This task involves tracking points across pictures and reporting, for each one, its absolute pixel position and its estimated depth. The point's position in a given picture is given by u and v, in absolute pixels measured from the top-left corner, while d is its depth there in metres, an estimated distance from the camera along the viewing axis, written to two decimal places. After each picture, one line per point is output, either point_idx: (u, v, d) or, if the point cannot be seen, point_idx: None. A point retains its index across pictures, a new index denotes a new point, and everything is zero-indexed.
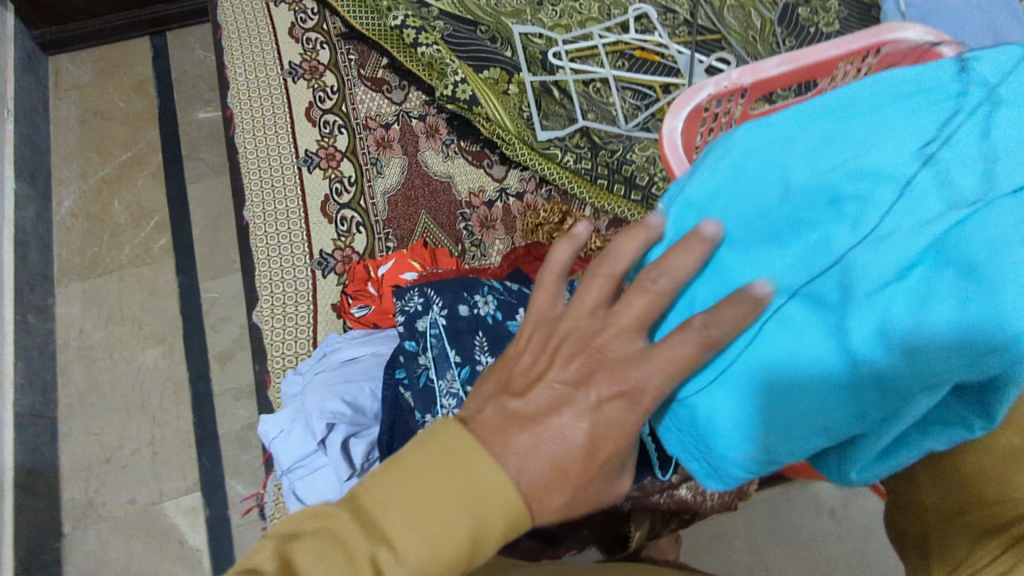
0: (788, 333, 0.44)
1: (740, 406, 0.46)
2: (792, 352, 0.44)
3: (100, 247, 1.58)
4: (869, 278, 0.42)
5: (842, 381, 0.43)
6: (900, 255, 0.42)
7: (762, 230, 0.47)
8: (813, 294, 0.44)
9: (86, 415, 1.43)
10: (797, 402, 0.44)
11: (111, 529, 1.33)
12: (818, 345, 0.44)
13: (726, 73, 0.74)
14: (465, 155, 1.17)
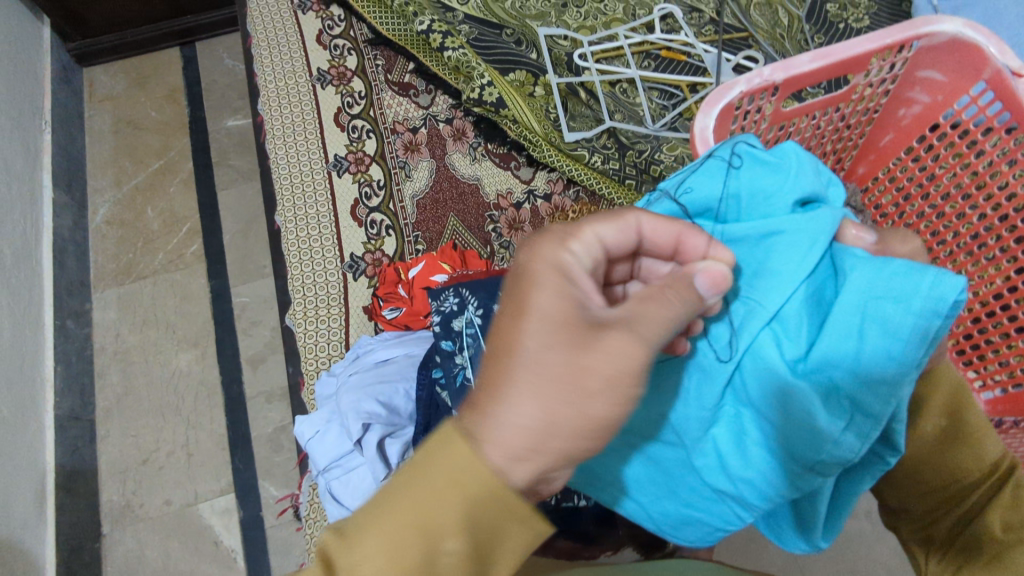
0: (677, 413, 0.55)
1: (650, 480, 0.58)
2: (681, 434, 0.55)
3: (135, 254, 1.62)
4: (777, 341, 0.51)
5: (734, 454, 0.53)
6: (765, 333, 0.52)
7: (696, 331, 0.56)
8: (705, 381, 0.54)
9: (123, 418, 1.47)
10: (691, 472, 0.55)
11: (148, 529, 1.36)
12: (703, 424, 0.54)
13: (758, 70, 0.73)
14: (492, 157, 1.18)
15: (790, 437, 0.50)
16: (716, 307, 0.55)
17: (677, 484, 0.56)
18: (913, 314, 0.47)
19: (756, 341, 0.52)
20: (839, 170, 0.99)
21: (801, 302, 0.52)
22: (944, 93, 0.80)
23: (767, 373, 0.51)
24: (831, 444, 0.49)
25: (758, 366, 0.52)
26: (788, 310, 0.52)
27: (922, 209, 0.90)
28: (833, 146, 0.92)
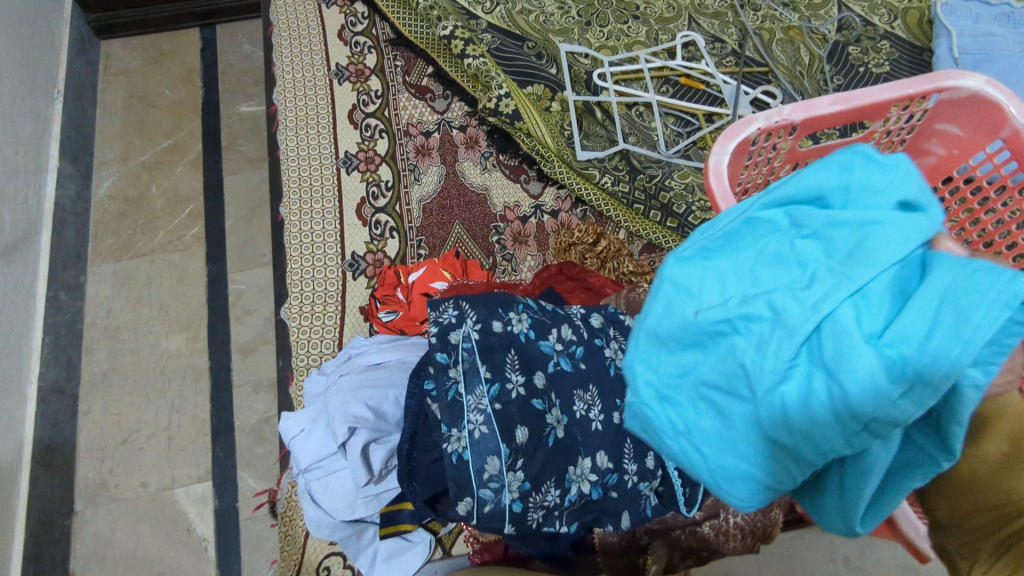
0: (750, 367, 0.44)
1: (707, 436, 0.46)
2: (750, 387, 0.44)
3: (135, 231, 1.61)
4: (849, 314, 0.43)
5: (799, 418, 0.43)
6: (847, 304, 0.43)
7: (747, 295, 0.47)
8: (777, 335, 0.44)
9: (106, 395, 1.45)
10: (741, 428, 0.45)
11: (121, 511, 1.35)
12: (772, 385, 0.43)
13: (778, 108, 0.73)
14: (503, 168, 1.17)
15: (864, 407, 0.41)
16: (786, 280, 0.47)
17: (724, 444, 0.46)
18: (992, 304, 0.39)
19: (837, 303, 0.43)
20: None
21: (886, 282, 0.44)
22: (959, 147, 0.80)
23: (841, 333, 0.42)
24: (896, 411, 0.41)
25: (832, 340, 0.42)
26: (872, 287, 0.44)
27: None
28: None
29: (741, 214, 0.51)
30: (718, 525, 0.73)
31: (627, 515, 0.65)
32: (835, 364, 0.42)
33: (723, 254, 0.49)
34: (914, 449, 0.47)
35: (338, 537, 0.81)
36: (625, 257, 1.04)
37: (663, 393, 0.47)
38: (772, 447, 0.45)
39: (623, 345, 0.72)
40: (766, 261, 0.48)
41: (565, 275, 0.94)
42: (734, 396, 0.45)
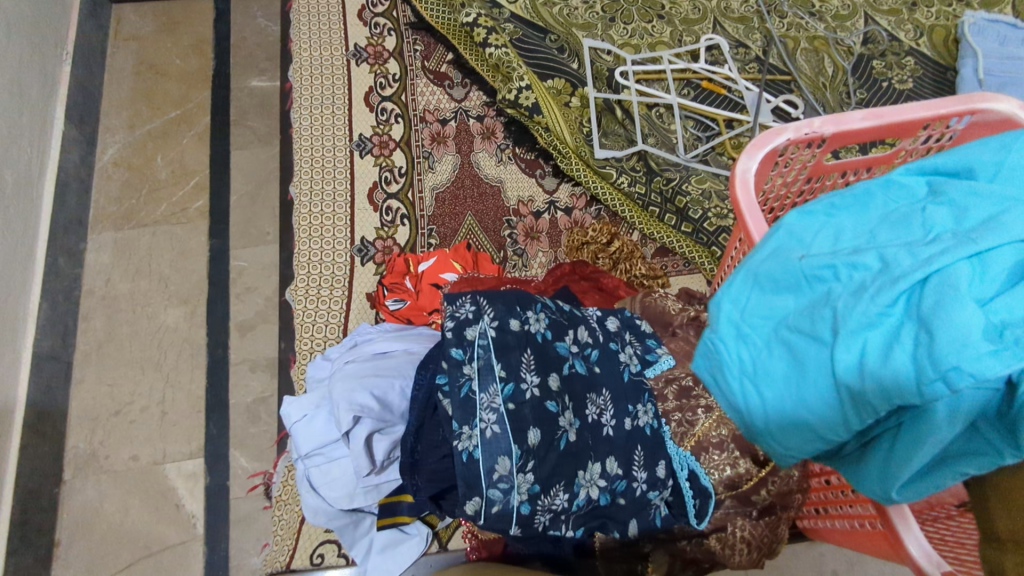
0: (841, 308, 0.44)
1: (773, 375, 0.46)
2: (834, 328, 0.44)
3: (138, 201, 1.58)
4: (959, 270, 0.41)
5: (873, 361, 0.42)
6: (963, 263, 0.42)
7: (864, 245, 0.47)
8: (877, 277, 0.44)
9: (101, 365, 1.43)
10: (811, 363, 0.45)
11: (110, 482, 1.33)
12: (857, 328, 0.43)
13: (809, 119, 0.72)
14: (518, 161, 1.16)
15: (945, 358, 0.39)
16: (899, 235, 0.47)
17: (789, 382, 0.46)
18: None
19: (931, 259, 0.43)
20: None
21: (1010, 259, 0.42)
22: None
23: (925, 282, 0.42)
24: (977, 367, 0.39)
25: (934, 289, 0.41)
26: (995, 257, 0.42)
27: None
28: None
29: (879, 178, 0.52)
30: (724, 538, 0.71)
31: (634, 523, 0.65)
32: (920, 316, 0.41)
33: (849, 212, 0.50)
34: (978, 437, 0.44)
35: (334, 525, 0.80)
36: (638, 259, 1.03)
37: (742, 330, 0.48)
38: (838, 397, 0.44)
39: (637, 352, 0.72)
40: (883, 225, 0.48)
41: (578, 274, 0.93)
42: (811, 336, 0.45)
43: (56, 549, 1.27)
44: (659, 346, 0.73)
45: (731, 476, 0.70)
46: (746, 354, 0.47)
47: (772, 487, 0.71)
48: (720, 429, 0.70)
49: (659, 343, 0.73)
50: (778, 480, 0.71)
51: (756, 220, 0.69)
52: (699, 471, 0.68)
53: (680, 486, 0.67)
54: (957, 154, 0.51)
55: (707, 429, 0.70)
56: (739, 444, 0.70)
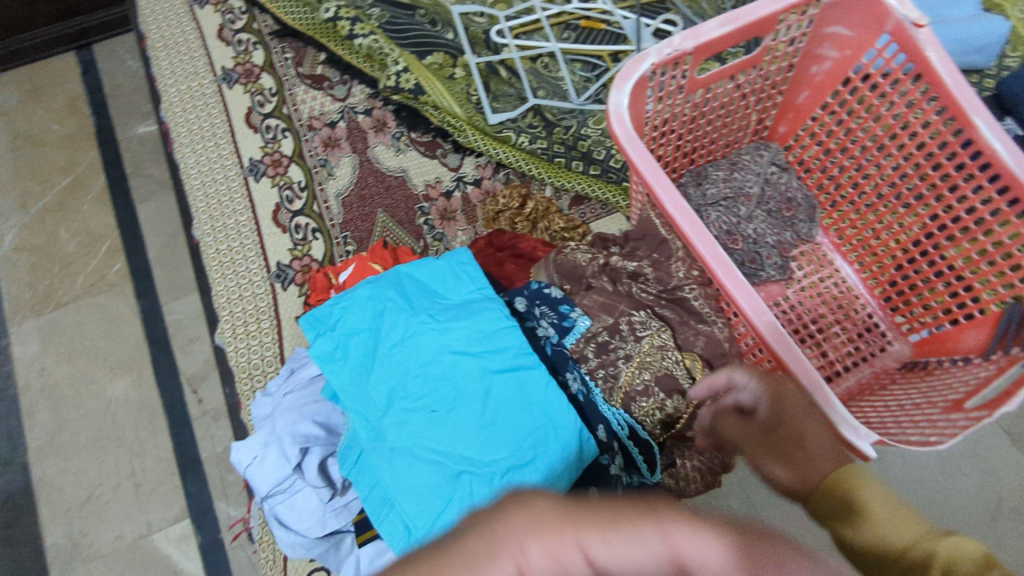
0: (439, 458, 0.58)
1: (421, 435, 0.59)
2: (418, 416, 0.60)
3: (53, 279, 1.52)
4: (413, 433, 0.59)
5: (426, 450, 0.58)
6: (404, 445, 0.59)
7: (420, 416, 0.60)
8: (406, 418, 0.60)
9: (58, 455, 1.38)
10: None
11: (100, 568, 1.29)
12: (424, 442, 0.59)
13: (668, 39, 0.70)
14: (417, 146, 1.12)
15: (425, 456, 0.58)
16: (408, 432, 0.59)
17: (561, 488, 0.58)
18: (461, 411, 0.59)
19: (357, 377, 0.63)
20: (762, 130, 0.98)
21: (403, 427, 0.60)
22: (851, 48, 0.81)
23: (407, 426, 0.59)
24: (422, 470, 0.58)
25: (430, 454, 0.58)
26: (405, 427, 0.59)
27: (842, 162, 0.91)
28: (754, 107, 0.91)
29: (414, 339, 0.63)
30: (676, 473, 0.66)
31: (593, 490, 0.64)
32: (491, 412, 0.59)
33: (408, 395, 0.61)
34: (418, 466, 0.58)
35: (317, 554, 0.77)
36: (555, 214, 1.02)
37: (403, 429, 0.59)
38: (431, 431, 0.59)
39: (553, 320, 0.68)
40: (411, 396, 0.61)
41: (495, 246, 0.89)
42: (525, 465, 0.58)
43: None
44: (573, 308, 0.68)
45: (665, 417, 0.63)
46: (394, 424, 0.60)
47: (705, 418, 0.63)
48: (643, 374, 0.64)
49: (572, 305, 0.68)
50: (710, 407, 0.63)
51: (638, 151, 0.68)
52: (637, 425, 0.62)
53: (626, 450, 0.63)
54: (416, 340, 0.63)
55: (631, 378, 0.64)
56: (664, 387, 0.63)
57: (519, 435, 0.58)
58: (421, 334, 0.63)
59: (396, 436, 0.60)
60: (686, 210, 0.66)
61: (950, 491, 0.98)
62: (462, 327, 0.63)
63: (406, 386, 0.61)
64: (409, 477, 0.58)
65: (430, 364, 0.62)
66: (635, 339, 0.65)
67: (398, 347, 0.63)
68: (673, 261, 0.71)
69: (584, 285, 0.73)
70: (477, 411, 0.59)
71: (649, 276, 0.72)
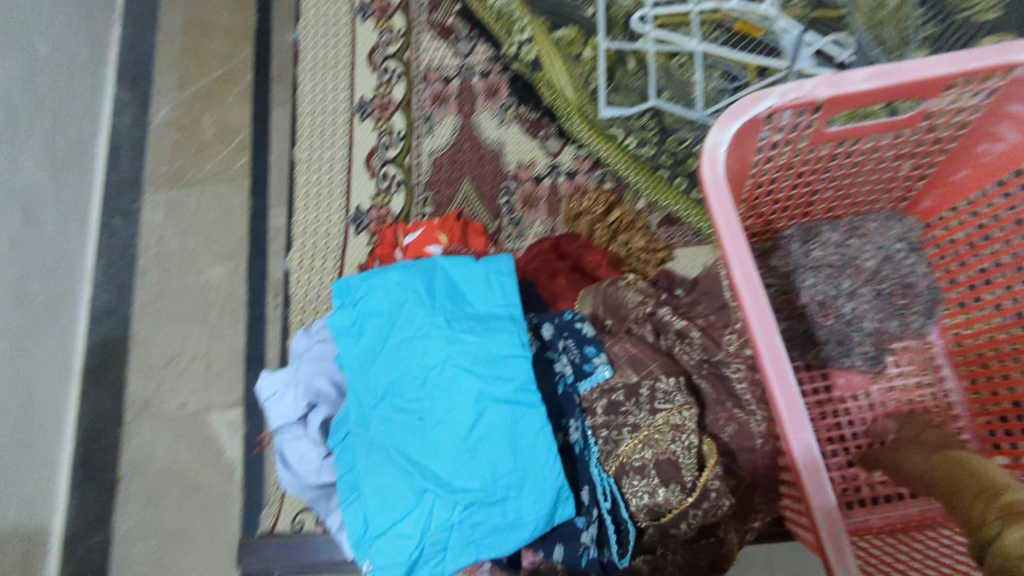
0: (410, 469, 0.57)
1: (402, 440, 0.58)
2: (404, 419, 0.58)
3: (187, 159, 1.65)
4: (395, 435, 0.58)
5: (401, 456, 0.57)
6: (383, 443, 0.59)
7: (406, 420, 0.58)
8: (393, 418, 0.59)
9: (156, 315, 1.53)
10: (403, 546, 0.55)
11: (163, 426, 1.44)
12: (402, 447, 0.58)
13: (797, 82, 0.59)
14: (520, 122, 1.08)
15: (399, 462, 0.57)
16: (390, 432, 0.58)
17: (523, 538, 0.56)
18: (446, 428, 0.57)
19: (364, 359, 0.63)
20: (902, 198, 0.83)
21: (388, 425, 0.59)
22: None
23: (392, 425, 0.59)
24: (393, 474, 0.57)
25: (405, 462, 0.57)
26: (390, 426, 0.59)
27: (984, 265, 0.76)
28: (896, 173, 0.78)
29: (425, 339, 0.61)
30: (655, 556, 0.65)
31: (559, 549, 0.58)
32: (475, 440, 0.56)
33: (402, 394, 0.60)
34: (390, 470, 0.57)
35: (309, 498, 0.80)
36: (639, 230, 0.96)
37: (388, 427, 0.59)
38: (412, 439, 0.57)
39: (575, 359, 0.63)
40: (405, 397, 0.59)
41: (558, 252, 0.84)
42: (494, 502, 0.55)
43: (119, 483, 1.39)
44: (598, 354, 0.63)
45: (653, 505, 0.58)
46: (381, 419, 0.59)
47: (696, 517, 0.60)
48: (645, 451, 0.58)
49: (598, 350, 0.63)
50: (704, 509, 0.60)
51: (721, 205, 0.60)
52: (622, 502, 0.58)
53: (603, 519, 0.58)
54: (426, 341, 0.61)
55: (631, 450, 0.58)
56: (661, 473, 0.58)
57: (496, 472, 0.55)
58: (432, 337, 0.60)
59: (379, 431, 0.59)
60: (755, 285, 0.58)
61: None
62: (473, 342, 0.60)
63: (403, 385, 0.60)
64: (379, 476, 0.58)
65: (432, 370, 0.59)
66: (648, 410, 0.59)
67: (409, 342, 0.61)
68: (727, 330, 0.67)
69: (624, 328, 0.67)
70: (461, 435, 0.56)
71: (695, 340, 0.66)
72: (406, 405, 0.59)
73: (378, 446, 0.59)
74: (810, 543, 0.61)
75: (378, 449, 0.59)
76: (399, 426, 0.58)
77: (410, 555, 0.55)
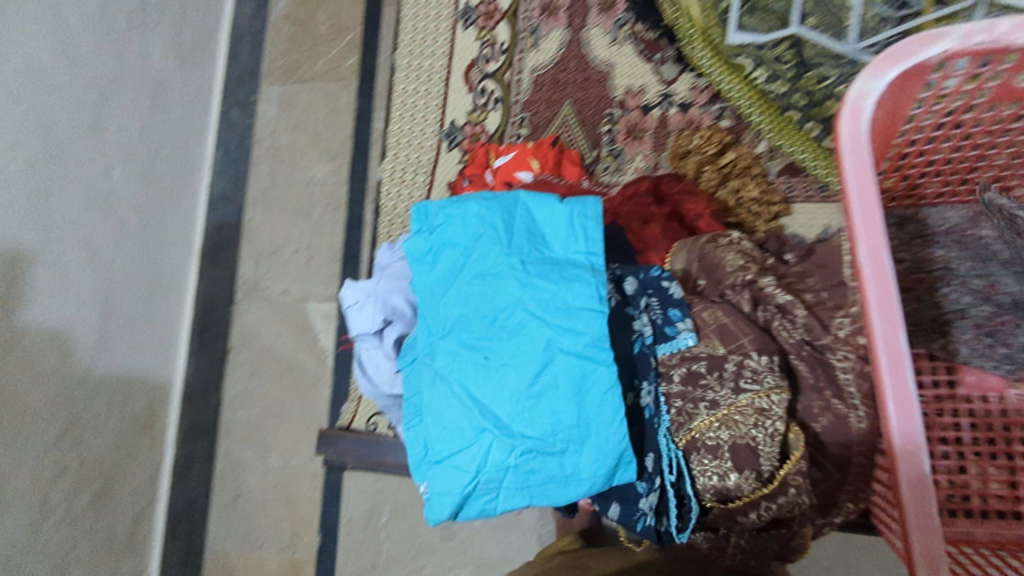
0: (470, 407, 0.56)
1: (464, 377, 0.57)
2: (468, 358, 0.57)
3: (301, 55, 1.67)
4: (457, 371, 0.57)
5: (462, 393, 0.57)
6: (446, 377, 0.58)
7: (469, 358, 0.57)
8: (456, 353, 0.58)
9: (266, 208, 1.61)
10: (459, 478, 0.56)
11: (267, 309, 1.54)
12: (463, 384, 0.57)
13: (993, 19, 0.47)
14: (636, 42, 0.97)
15: (460, 398, 0.57)
16: (453, 368, 0.57)
17: (578, 490, 0.56)
18: (510, 373, 0.55)
19: (435, 289, 0.61)
20: None
21: (451, 361, 0.58)
22: None
23: (456, 360, 0.57)
24: (452, 409, 0.57)
25: (465, 399, 0.57)
26: (453, 361, 0.58)
27: None
28: None
29: (498, 278, 0.58)
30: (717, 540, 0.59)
31: (615, 508, 0.57)
32: (538, 390, 0.55)
33: (469, 331, 0.58)
34: (450, 404, 0.57)
35: (382, 403, 0.85)
36: (753, 177, 0.86)
37: (451, 362, 0.58)
38: (474, 379, 0.56)
39: (657, 320, 0.58)
40: (471, 334, 0.58)
41: (658, 193, 0.78)
42: (550, 453, 0.55)
43: (229, 354, 1.51)
44: (683, 319, 0.58)
45: (720, 488, 0.54)
46: (445, 354, 0.58)
47: (769, 509, 0.55)
48: (720, 431, 0.54)
49: (684, 315, 0.58)
50: (779, 503, 0.55)
51: (858, 166, 0.50)
52: (688, 478, 0.55)
53: (665, 489, 0.56)
54: (499, 281, 0.58)
55: (705, 427, 0.54)
56: (736, 457, 0.53)
57: (557, 425, 0.54)
58: (505, 277, 0.58)
59: (443, 364, 0.58)
60: (884, 269, 0.49)
61: None
62: (548, 289, 0.57)
63: (471, 321, 0.58)
64: (439, 408, 0.58)
65: (501, 312, 0.57)
66: (732, 389, 0.54)
67: (480, 279, 0.59)
68: (838, 313, 0.59)
69: (718, 293, 0.61)
70: (524, 382, 0.55)
71: (798, 319, 0.59)
72: (472, 343, 0.57)
73: (441, 379, 0.58)
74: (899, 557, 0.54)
75: (440, 382, 0.58)
76: (462, 363, 0.57)
77: (464, 489, 0.56)
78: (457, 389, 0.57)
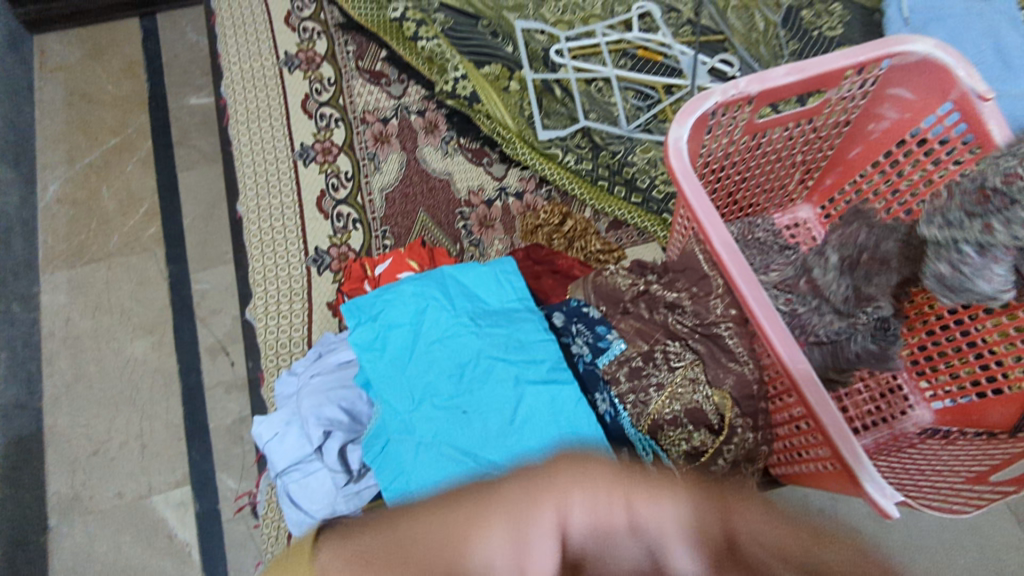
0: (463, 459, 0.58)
1: (449, 434, 0.60)
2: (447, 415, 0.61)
3: (89, 235, 1.49)
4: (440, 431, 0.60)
5: (450, 449, 0.59)
6: (429, 441, 0.60)
7: (449, 415, 0.61)
8: (435, 415, 0.61)
9: (73, 408, 1.35)
10: None
11: (97, 523, 1.26)
12: (451, 441, 0.59)
13: (734, 81, 0.73)
14: (464, 152, 1.14)
15: (449, 456, 0.59)
16: (435, 429, 0.61)
17: None
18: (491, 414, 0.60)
19: (393, 369, 0.65)
20: (808, 179, 0.99)
21: (431, 424, 0.61)
22: (912, 112, 0.82)
23: (437, 421, 0.61)
24: (446, 467, 0.58)
25: (455, 455, 0.59)
26: (433, 423, 0.61)
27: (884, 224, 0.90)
28: (802, 158, 0.93)
29: (454, 339, 0.65)
30: None
31: None
32: (520, 422, 0.60)
33: (440, 392, 0.63)
34: (441, 464, 0.59)
35: None
36: (593, 235, 1.04)
37: (432, 424, 0.61)
38: (459, 431, 0.60)
39: (589, 339, 0.72)
40: (443, 395, 0.62)
41: (532, 259, 0.92)
42: None
43: None
44: (610, 330, 0.73)
45: (690, 449, 0.66)
46: (423, 420, 0.61)
47: (729, 455, 0.66)
48: (673, 405, 0.67)
49: (609, 328, 0.73)
50: (733, 446, 0.66)
51: (692, 186, 0.70)
52: (662, 453, 0.65)
53: None
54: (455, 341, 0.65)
55: (661, 406, 0.67)
56: (693, 419, 0.66)
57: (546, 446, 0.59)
58: (461, 337, 0.65)
59: (422, 429, 0.60)
60: (733, 250, 0.67)
61: (948, 555, 0.99)
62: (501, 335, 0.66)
63: (439, 383, 0.63)
64: (431, 470, 0.58)
65: (466, 367, 0.64)
66: (669, 368, 0.69)
67: (437, 343, 0.66)
68: (711, 297, 0.72)
69: (619, 309, 0.75)
70: (506, 419, 0.60)
71: (687, 308, 0.73)
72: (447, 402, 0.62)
73: (425, 444, 0.60)
74: (816, 471, 0.68)
75: (424, 447, 0.60)
76: (443, 422, 0.60)
77: None
78: (444, 447, 0.59)
